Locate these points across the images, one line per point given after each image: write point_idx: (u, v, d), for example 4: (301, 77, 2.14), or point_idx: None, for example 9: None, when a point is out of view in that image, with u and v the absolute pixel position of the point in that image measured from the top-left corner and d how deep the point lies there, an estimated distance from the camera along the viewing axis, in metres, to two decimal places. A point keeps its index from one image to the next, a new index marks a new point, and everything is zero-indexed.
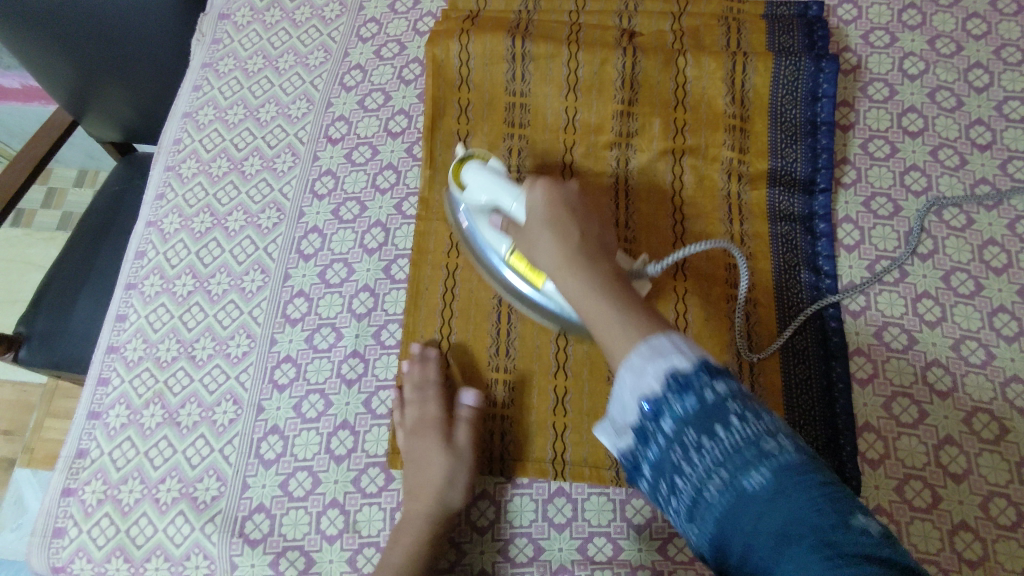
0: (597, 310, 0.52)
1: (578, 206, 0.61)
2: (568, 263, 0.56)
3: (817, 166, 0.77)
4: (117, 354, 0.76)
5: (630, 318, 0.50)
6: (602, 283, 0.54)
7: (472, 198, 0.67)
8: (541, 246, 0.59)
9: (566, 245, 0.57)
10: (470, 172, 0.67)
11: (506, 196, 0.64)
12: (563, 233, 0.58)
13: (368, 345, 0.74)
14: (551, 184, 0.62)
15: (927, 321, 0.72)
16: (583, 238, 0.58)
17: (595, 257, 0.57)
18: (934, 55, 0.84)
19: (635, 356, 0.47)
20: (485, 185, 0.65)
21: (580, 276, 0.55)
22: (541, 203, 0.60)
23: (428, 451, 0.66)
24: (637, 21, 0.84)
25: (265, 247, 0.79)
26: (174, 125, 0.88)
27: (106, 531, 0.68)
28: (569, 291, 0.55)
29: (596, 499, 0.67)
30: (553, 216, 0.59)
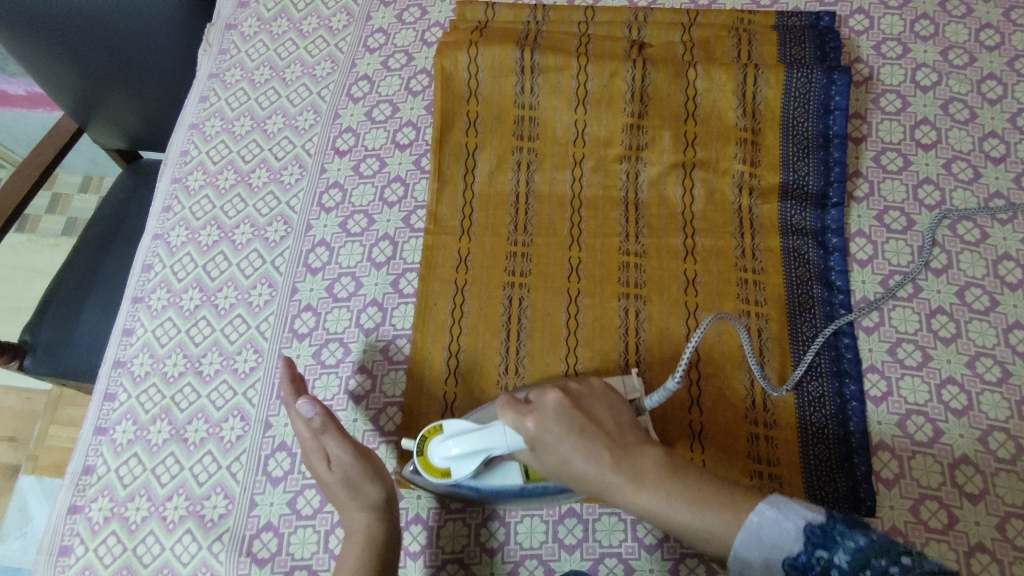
0: (680, 513, 0.55)
1: (582, 408, 0.61)
2: (631, 484, 0.57)
3: (829, 179, 0.76)
4: (123, 369, 0.75)
5: (709, 506, 0.54)
6: (664, 483, 0.56)
7: (455, 471, 0.62)
8: (586, 474, 0.59)
9: (616, 472, 0.58)
10: (436, 447, 0.63)
11: (485, 437, 0.60)
12: (592, 449, 0.58)
13: (376, 360, 0.73)
14: (540, 412, 0.59)
15: (941, 337, 0.71)
16: (613, 448, 0.59)
17: (633, 453, 0.59)
18: (947, 66, 0.83)
19: (751, 530, 0.52)
20: (469, 454, 0.60)
21: (637, 485, 0.57)
22: (560, 429, 0.58)
23: (319, 473, 0.65)
24: (646, 32, 0.83)
25: (272, 261, 0.78)
26: (181, 136, 0.87)
27: (113, 550, 0.67)
28: (645, 504, 0.57)
29: (608, 520, 0.66)
30: (578, 435, 0.59)
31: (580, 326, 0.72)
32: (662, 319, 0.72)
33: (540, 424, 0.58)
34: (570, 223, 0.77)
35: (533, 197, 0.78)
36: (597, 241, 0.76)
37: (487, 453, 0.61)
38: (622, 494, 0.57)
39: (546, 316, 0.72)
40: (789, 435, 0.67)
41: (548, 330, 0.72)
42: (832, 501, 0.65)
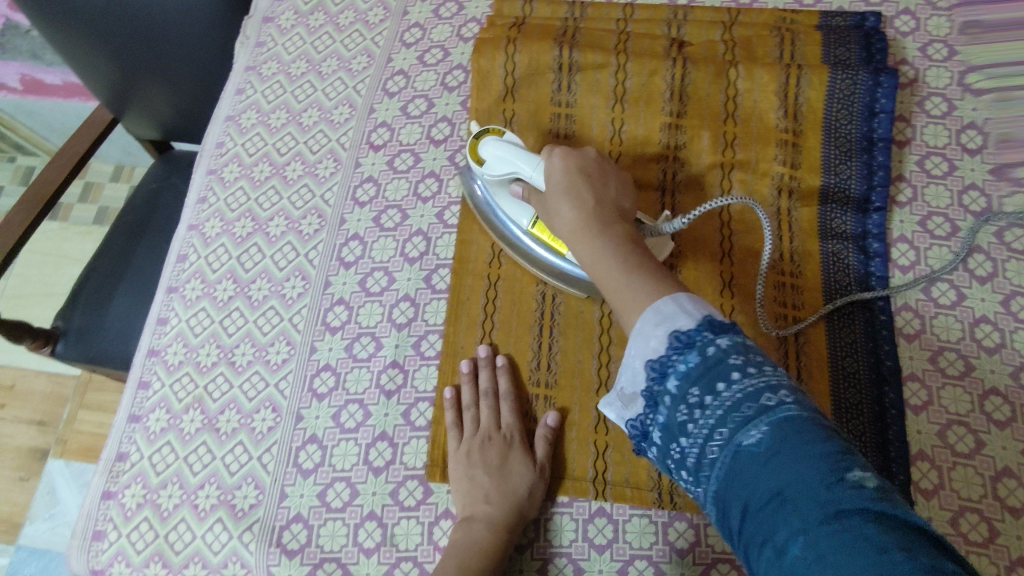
0: (616, 276, 0.52)
1: (592, 165, 0.62)
2: (585, 232, 0.57)
3: (872, 184, 0.74)
4: (157, 358, 0.76)
5: (639, 272, 0.52)
6: (616, 239, 0.55)
7: (489, 168, 0.69)
8: (559, 210, 0.60)
9: (583, 209, 0.58)
10: (487, 145, 0.69)
11: (524, 160, 0.65)
12: (582, 191, 0.59)
13: (408, 355, 0.73)
14: (568, 151, 0.63)
15: (985, 347, 0.69)
16: (600, 198, 0.59)
17: (610, 218, 0.57)
18: (996, 70, 0.81)
19: (660, 309, 0.47)
20: (505, 156, 0.67)
21: (591, 233, 0.56)
22: (557, 168, 0.61)
23: (510, 461, 0.66)
24: (686, 30, 0.82)
25: (306, 253, 0.79)
26: (217, 128, 0.88)
27: (145, 536, 0.68)
28: (584, 256, 0.56)
29: (638, 521, 0.66)
30: (572, 176, 0.61)
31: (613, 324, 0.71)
32: None
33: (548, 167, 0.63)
34: None
35: None
36: None
37: (518, 177, 0.67)
38: (579, 244, 0.57)
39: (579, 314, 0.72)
40: None
41: (580, 328, 0.71)
42: None
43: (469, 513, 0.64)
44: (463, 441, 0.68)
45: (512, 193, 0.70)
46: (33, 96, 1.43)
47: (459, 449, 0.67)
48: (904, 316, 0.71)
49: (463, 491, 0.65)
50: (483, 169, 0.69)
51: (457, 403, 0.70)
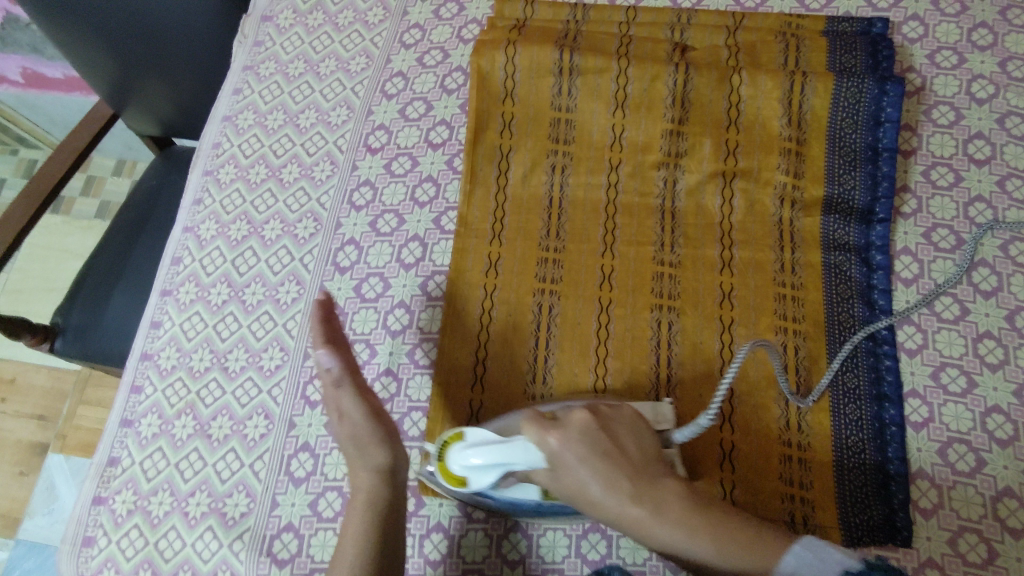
0: (702, 549, 0.55)
1: (607, 440, 0.59)
2: (649, 520, 0.57)
3: (877, 195, 0.73)
4: (150, 362, 0.75)
5: (717, 528, 0.56)
6: (657, 474, 0.59)
7: (475, 478, 0.60)
8: (596, 497, 0.58)
9: (625, 492, 0.58)
10: (457, 452, 0.60)
11: (508, 454, 0.58)
12: (612, 483, 0.58)
13: (402, 364, 0.72)
14: (562, 429, 0.58)
15: (988, 363, 0.68)
16: (632, 468, 0.59)
17: (647, 479, 0.58)
18: (1005, 78, 0.79)
19: (797, 573, 0.53)
20: (492, 464, 0.58)
21: (650, 521, 0.57)
22: (575, 450, 0.58)
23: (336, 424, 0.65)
24: (689, 35, 0.81)
25: (301, 258, 0.78)
26: (214, 128, 0.87)
27: (135, 543, 0.67)
28: (663, 540, 0.57)
29: (632, 537, 0.65)
30: (591, 458, 0.58)
31: (610, 337, 0.70)
32: (694, 334, 0.70)
33: (564, 443, 0.58)
34: (604, 230, 0.75)
35: (568, 202, 0.76)
36: (631, 249, 0.74)
37: (506, 467, 0.58)
38: (645, 529, 0.57)
39: (575, 325, 0.71)
40: (824, 457, 0.65)
41: (577, 339, 0.70)
42: (866, 528, 0.63)
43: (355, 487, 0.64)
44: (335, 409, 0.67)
45: (482, 484, 0.60)
46: (36, 90, 1.43)
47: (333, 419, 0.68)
48: (906, 331, 0.70)
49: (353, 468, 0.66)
50: (468, 480, 0.60)
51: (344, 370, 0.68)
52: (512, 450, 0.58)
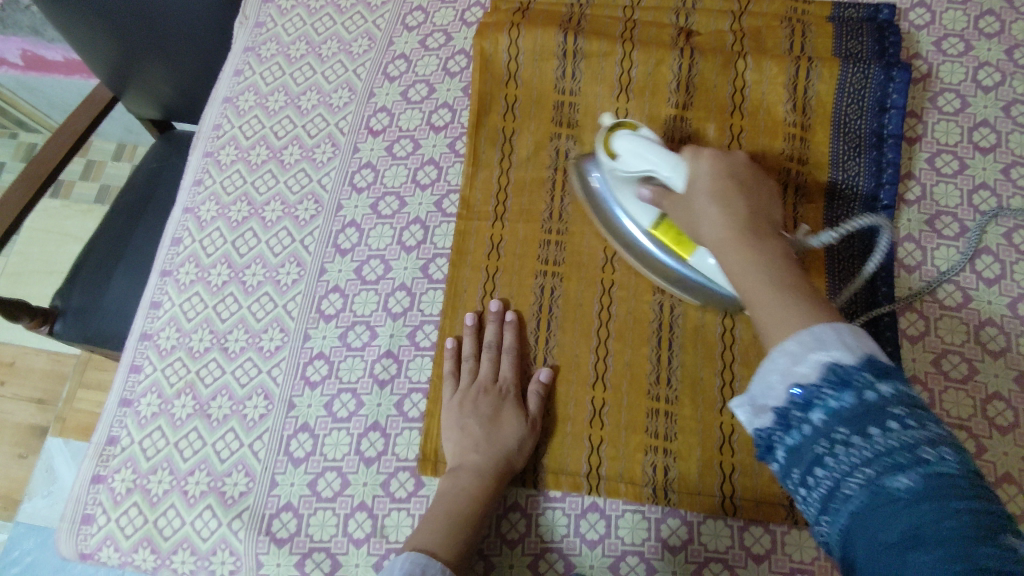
0: (756, 287, 0.49)
1: (741, 170, 0.59)
2: (734, 241, 0.53)
3: (881, 181, 0.73)
4: (150, 342, 0.75)
5: (791, 286, 0.48)
6: (773, 254, 0.51)
7: (623, 163, 0.66)
8: (708, 218, 0.56)
9: (732, 220, 0.54)
10: (622, 139, 0.65)
11: (660, 160, 0.62)
12: (727, 203, 0.56)
13: (402, 345, 0.72)
14: (717, 155, 0.59)
15: (989, 351, 0.68)
16: (751, 214, 0.55)
17: (762, 236, 0.53)
18: (1012, 66, 0.79)
19: (786, 349, 0.44)
20: (637, 151, 0.64)
21: (745, 254, 0.52)
22: (705, 177, 0.58)
23: (501, 412, 0.66)
24: (694, 19, 0.80)
25: (302, 239, 0.77)
26: (215, 109, 0.87)
27: (134, 521, 0.67)
28: (728, 265, 0.53)
29: (631, 517, 0.65)
30: (717, 184, 0.57)
31: (611, 319, 0.70)
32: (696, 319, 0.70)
33: (694, 175, 0.59)
34: None
35: (570, 185, 0.75)
36: None
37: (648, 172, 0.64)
38: (729, 252, 0.53)
39: (577, 307, 0.71)
40: None
41: (578, 321, 0.70)
42: None
43: (460, 461, 0.64)
44: (461, 389, 0.68)
45: (636, 193, 0.67)
46: (36, 73, 1.42)
47: (455, 397, 0.67)
48: (908, 317, 0.70)
49: (456, 441, 0.65)
50: (616, 163, 0.67)
51: (457, 353, 0.70)
52: (666, 160, 0.62)
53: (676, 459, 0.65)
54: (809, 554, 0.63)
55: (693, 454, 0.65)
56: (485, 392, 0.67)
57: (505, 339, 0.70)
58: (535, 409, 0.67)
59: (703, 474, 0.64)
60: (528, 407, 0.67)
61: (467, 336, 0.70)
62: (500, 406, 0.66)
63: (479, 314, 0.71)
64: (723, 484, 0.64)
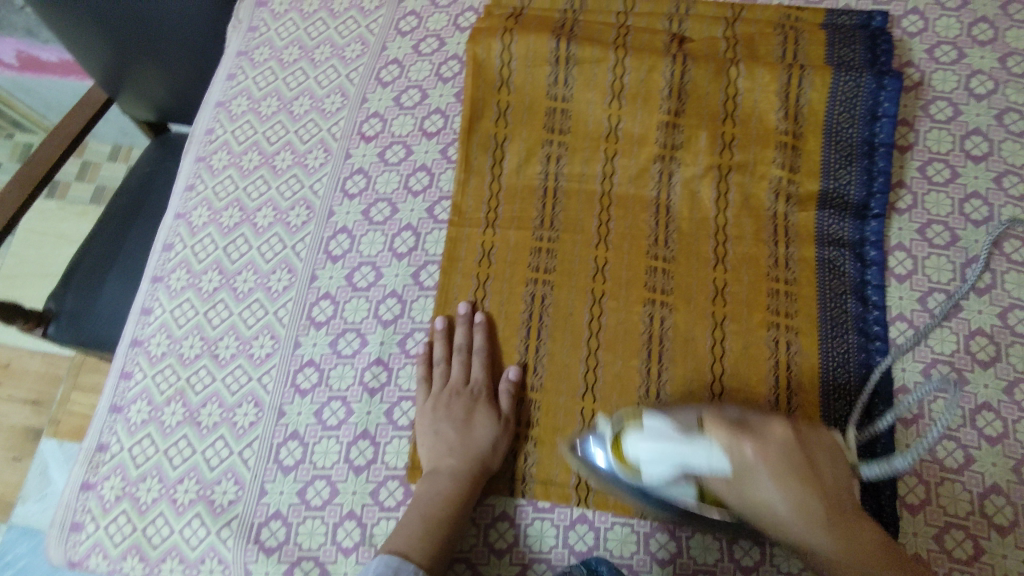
0: (861, 562, 0.53)
1: (790, 448, 0.55)
2: (834, 537, 0.53)
3: (873, 190, 0.72)
4: (140, 348, 0.75)
5: (884, 567, 0.53)
6: (849, 532, 0.54)
7: (646, 469, 0.58)
8: (774, 510, 0.54)
9: (814, 512, 0.53)
10: (632, 441, 0.59)
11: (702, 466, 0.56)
12: (799, 482, 0.54)
13: (393, 353, 0.72)
14: (761, 442, 0.55)
15: (979, 361, 0.68)
16: (808, 473, 0.54)
17: (830, 510, 0.54)
18: (1004, 74, 0.79)
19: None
20: (662, 454, 0.57)
21: (830, 535, 0.53)
22: (766, 471, 0.54)
23: (474, 414, 0.67)
24: (688, 25, 0.80)
25: (293, 246, 0.77)
26: (207, 114, 0.86)
27: (123, 529, 0.67)
28: (825, 551, 0.54)
29: (620, 529, 0.65)
30: (783, 478, 0.53)
31: (602, 329, 0.70)
32: (686, 329, 0.70)
33: (751, 485, 0.54)
34: (598, 221, 0.74)
35: (562, 192, 0.75)
36: (625, 242, 0.73)
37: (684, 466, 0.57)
38: (806, 539, 0.54)
39: (568, 316, 0.71)
40: None
41: (569, 330, 0.70)
42: None
43: (435, 464, 0.65)
44: (432, 394, 0.69)
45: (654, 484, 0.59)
46: (31, 74, 1.42)
47: (427, 401, 0.68)
48: (898, 327, 0.70)
49: (430, 445, 0.66)
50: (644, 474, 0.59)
51: (428, 358, 0.71)
52: (707, 471, 0.55)
53: None
54: (797, 565, 0.63)
55: None
56: (458, 395, 0.68)
57: (475, 341, 0.70)
58: (507, 409, 0.68)
59: None
60: (501, 408, 0.68)
61: (436, 340, 0.71)
62: (472, 409, 0.67)
63: (449, 318, 0.72)
64: None
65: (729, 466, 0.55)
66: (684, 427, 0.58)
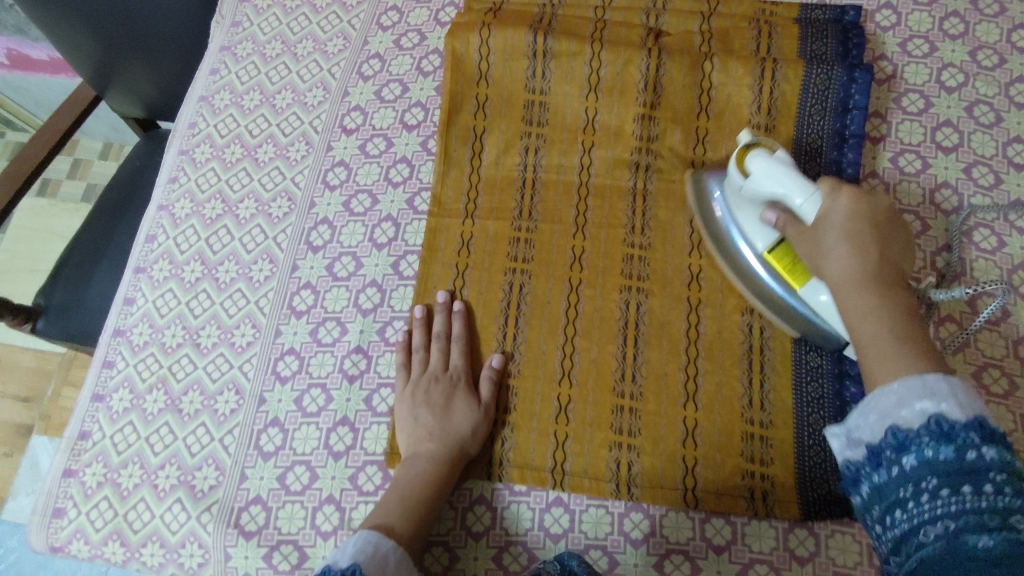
0: (898, 366, 0.49)
1: (880, 212, 0.60)
2: (858, 282, 0.56)
3: (843, 180, 0.74)
4: (123, 337, 0.76)
5: (907, 331, 0.52)
6: (897, 300, 0.54)
7: (759, 186, 0.64)
8: (832, 248, 0.59)
9: (857, 257, 0.57)
10: (756, 159, 0.65)
11: (799, 186, 0.62)
12: (860, 245, 0.58)
13: (372, 341, 0.73)
14: (863, 196, 0.60)
15: (948, 347, 0.69)
16: (884, 256, 0.57)
17: (886, 279, 0.56)
18: (974, 67, 0.80)
19: (891, 390, 0.48)
20: (772, 176, 0.63)
21: (891, 356, 0.51)
22: (842, 214, 0.59)
23: (453, 401, 0.67)
24: (664, 20, 0.81)
25: (274, 236, 0.78)
26: (191, 108, 0.87)
27: (104, 514, 0.68)
28: (864, 335, 0.54)
29: (595, 512, 0.66)
30: (854, 233, 0.58)
31: (578, 316, 0.71)
32: (661, 316, 0.71)
33: (825, 215, 0.60)
34: (575, 211, 0.75)
35: (540, 183, 0.77)
36: (602, 232, 0.74)
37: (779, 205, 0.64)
38: (845, 291, 0.57)
39: (545, 304, 0.72)
40: (785, 436, 0.65)
41: (545, 318, 0.71)
42: (823, 504, 0.63)
43: (414, 449, 0.66)
44: (412, 381, 0.69)
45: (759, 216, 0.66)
46: (21, 71, 1.43)
47: (406, 388, 0.69)
48: None
49: (408, 431, 0.67)
50: (749, 182, 0.66)
51: (407, 346, 0.71)
52: (803, 188, 0.62)
53: (639, 454, 0.66)
54: (768, 545, 0.64)
55: (657, 450, 0.66)
56: (436, 381, 0.69)
57: (453, 329, 0.71)
58: (487, 395, 0.68)
59: (666, 468, 0.65)
60: (480, 394, 0.68)
61: (416, 327, 0.71)
62: (451, 394, 0.68)
63: (426, 308, 0.72)
64: (685, 478, 0.65)
65: (817, 212, 0.61)
66: (801, 172, 0.64)
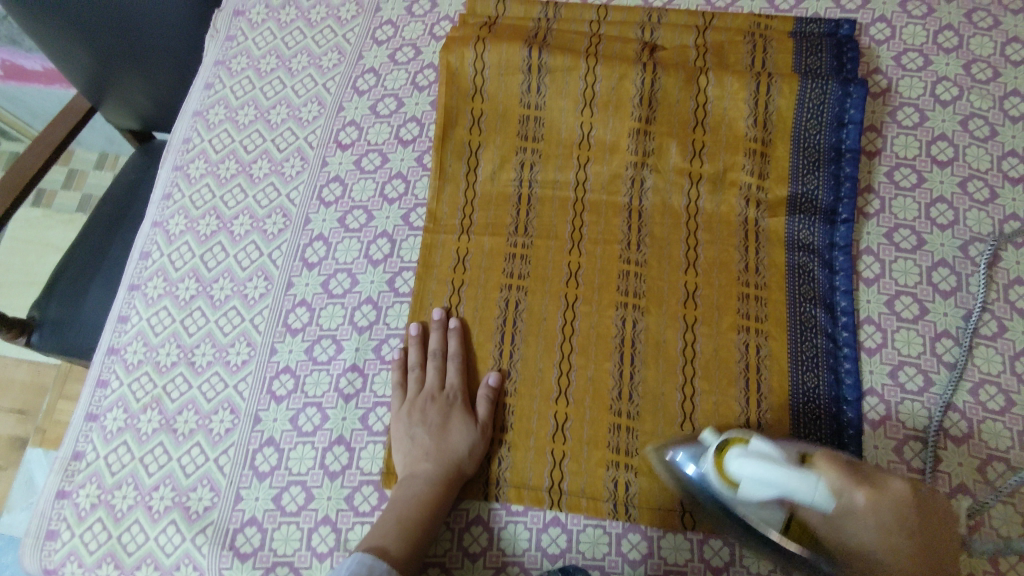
0: None
1: (897, 496, 0.52)
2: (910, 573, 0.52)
3: (840, 195, 0.74)
4: (117, 356, 0.75)
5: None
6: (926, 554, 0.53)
7: (751, 493, 0.53)
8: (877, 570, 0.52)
9: (907, 573, 0.52)
10: (736, 463, 0.54)
11: (808, 496, 0.51)
12: (905, 553, 0.52)
13: (368, 359, 0.72)
14: (877, 490, 0.51)
15: (945, 362, 0.69)
16: (916, 539, 0.52)
17: (910, 546, 0.52)
18: (969, 81, 0.80)
19: None
20: (767, 480, 0.52)
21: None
22: (870, 524, 0.51)
23: (450, 420, 0.67)
24: (659, 34, 0.81)
25: (269, 253, 0.78)
26: (185, 123, 0.87)
27: (98, 536, 0.67)
28: None
29: (592, 532, 0.66)
30: (891, 536, 0.51)
31: (575, 333, 0.71)
32: (658, 333, 0.70)
33: (856, 532, 0.51)
34: (571, 227, 0.75)
35: (536, 199, 0.76)
36: (598, 247, 0.74)
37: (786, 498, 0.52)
38: None
39: (541, 320, 0.71)
40: None
41: (542, 335, 0.71)
42: None
43: (412, 469, 0.66)
44: (408, 400, 0.69)
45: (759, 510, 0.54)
46: (15, 82, 1.42)
47: (402, 407, 0.68)
48: (866, 330, 0.71)
49: (405, 451, 0.67)
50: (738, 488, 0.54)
51: (403, 364, 0.71)
52: (810, 496, 0.51)
53: (637, 474, 0.66)
54: (766, 565, 0.63)
55: (654, 469, 0.66)
56: (433, 400, 0.68)
57: (449, 346, 0.71)
58: (484, 414, 0.68)
59: (663, 487, 0.65)
60: (477, 413, 0.68)
61: (411, 345, 0.71)
62: (449, 413, 0.68)
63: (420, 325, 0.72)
64: (683, 498, 0.65)
65: (837, 510, 0.51)
66: (787, 458, 0.53)
